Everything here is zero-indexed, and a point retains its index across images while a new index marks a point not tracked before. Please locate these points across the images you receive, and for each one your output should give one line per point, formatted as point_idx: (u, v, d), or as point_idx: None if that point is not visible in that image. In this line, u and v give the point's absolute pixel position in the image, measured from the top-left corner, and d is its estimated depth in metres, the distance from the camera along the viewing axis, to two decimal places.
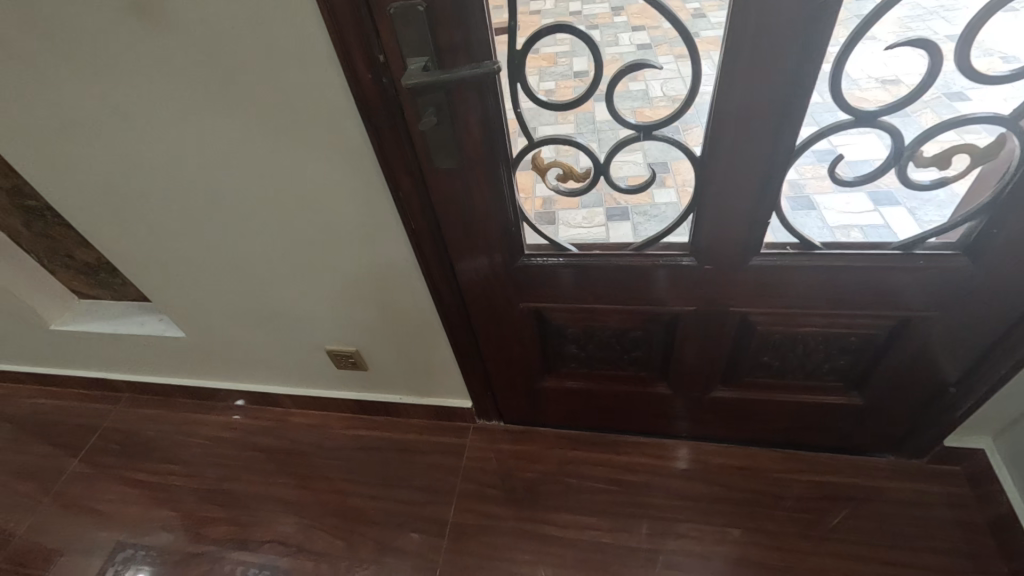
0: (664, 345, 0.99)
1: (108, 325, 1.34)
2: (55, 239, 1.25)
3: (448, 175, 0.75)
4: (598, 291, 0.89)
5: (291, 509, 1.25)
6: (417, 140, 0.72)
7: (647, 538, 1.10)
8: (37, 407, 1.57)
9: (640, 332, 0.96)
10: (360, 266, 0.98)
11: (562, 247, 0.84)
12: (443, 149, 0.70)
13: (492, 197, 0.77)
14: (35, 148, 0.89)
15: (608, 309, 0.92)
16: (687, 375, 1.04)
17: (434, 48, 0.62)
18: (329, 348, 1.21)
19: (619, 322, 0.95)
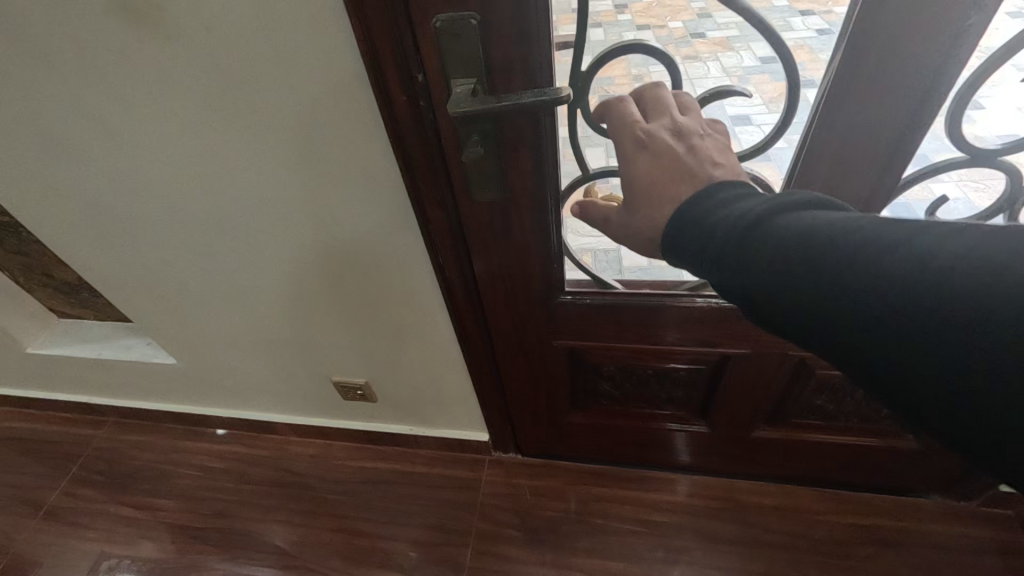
0: (707, 384, 0.91)
1: (90, 349, 1.23)
2: (31, 256, 1.14)
3: (487, 209, 0.67)
4: (641, 330, 0.81)
5: (293, 551, 1.16)
6: (455, 172, 0.63)
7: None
8: (14, 432, 1.46)
9: (684, 373, 0.90)
10: (377, 296, 0.89)
11: (607, 284, 0.77)
12: (486, 182, 0.62)
13: (535, 233, 0.69)
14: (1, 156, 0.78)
15: (653, 350, 0.84)
16: (727, 414, 0.96)
17: (486, 68, 0.53)
18: (336, 378, 1.12)
19: (661, 360, 0.87)
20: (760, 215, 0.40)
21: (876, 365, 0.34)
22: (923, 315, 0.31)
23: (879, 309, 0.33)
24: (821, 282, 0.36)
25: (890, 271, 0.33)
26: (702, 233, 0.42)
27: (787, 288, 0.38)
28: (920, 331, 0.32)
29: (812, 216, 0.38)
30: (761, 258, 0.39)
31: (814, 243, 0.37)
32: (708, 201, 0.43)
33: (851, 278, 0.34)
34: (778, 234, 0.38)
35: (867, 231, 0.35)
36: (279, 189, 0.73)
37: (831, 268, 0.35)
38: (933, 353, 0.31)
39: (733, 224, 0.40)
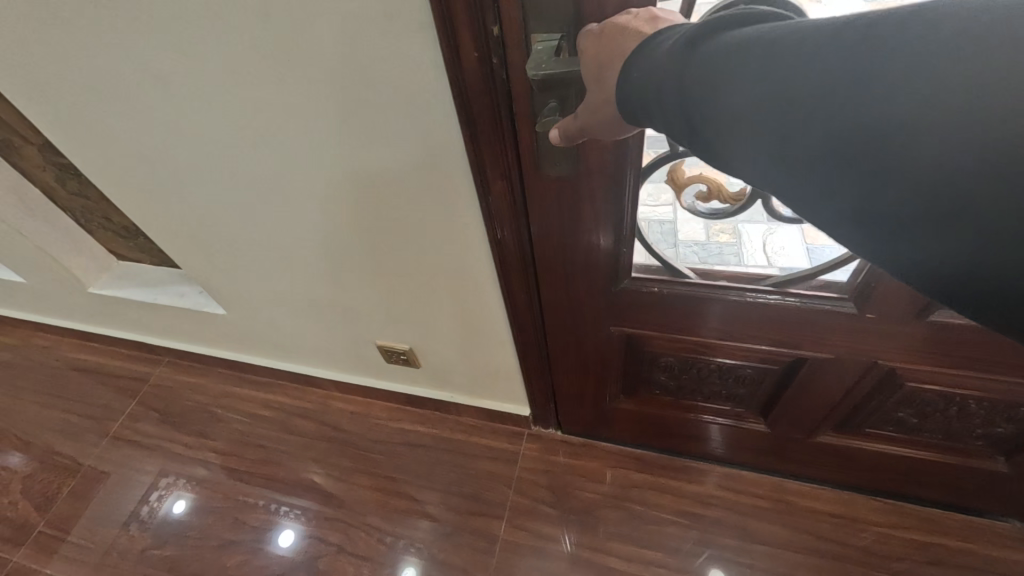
0: (774, 384, 0.84)
1: (145, 293, 1.25)
2: (90, 199, 1.16)
3: (556, 182, 0.62)
4: (709, 322, 0.75)
5: (332, 503, 1.19)
6: (524, 141, 0.59)
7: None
8: (81, 365, 1.55)
9: (750, 372, 0.84)
10: (420, 263, 0.86)
11: (680, 272, 0.70)
12: (556, 153, 0.58)
13: (604, 211, 0.64)
14: (56, 101, 0.77)
15: (721, 345, 0.78)
16: (791, 417, 0.89)
17: (569, 27, 0.48)
18: (380, 342, 1.11)
19: (726, 355, 0.80)
20: (703, 45, 0.32)
21: (849, 218, 0.27)
22: (883, 137, 0.24)
23: (841, 142, 0.25)
24: (773, 118, 0.28)
25: (849, 84, 0.25)
26: (652, 83, 0.36)
27: (742, 134, 0.30)
28: (891, 159, 0.24)
29: (764, 30, 0.30)
30: (709, 98, 0.31)
31: (763, 66, 0.29)
32: (658, 45, 0.36)
33: (803, 107, 0.27)
34: (722, 61, 0.31)
35: (819, 38, 0.27)
36: (325, 146, 0.69)
37: (782, 96, 0.28)
38: (910, 186, 0.24)
39: (680, 64, 0.33)
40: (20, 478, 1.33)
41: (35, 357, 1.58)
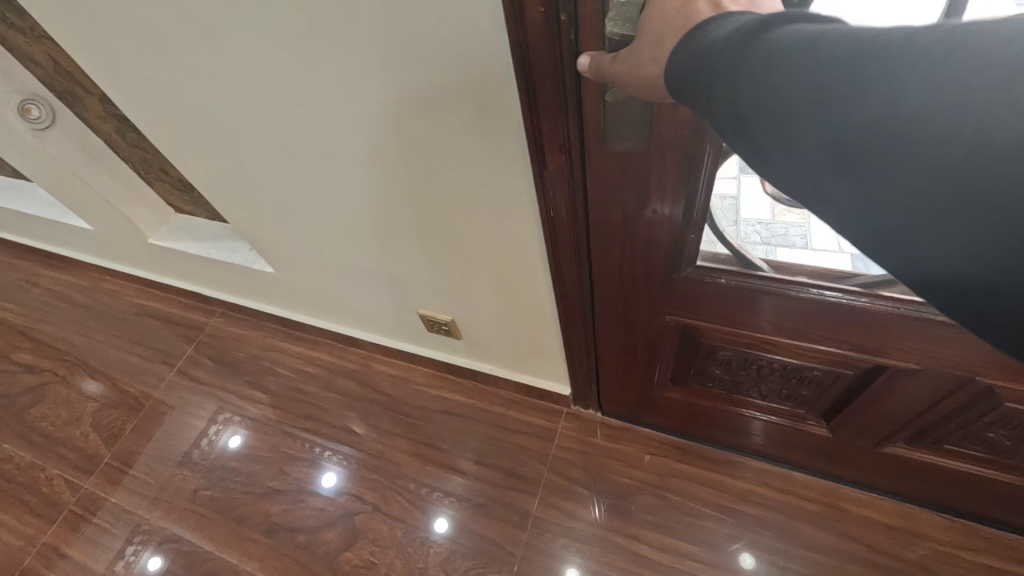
0: (845, 389, 0.77)
1: (200, 246, 1.28)
2: (149, 151, 1.17)
3: (621, 156, 0.57)
4: (780, 320, 0.68)
5: (369, 463, 1.21)
6: (590, 109, 0.53)
7: (746, 558, 0.97)
8: (143, 309, 1.63)
9: (819, 374, 0.77)
10: (465, 236, 0.83)
11: (753, 264, 0.64)
12: (625, 127, 0.53)
13: (672, 192, 0.59)
14: (110, 54, 0.77)
15: (789, 344, 0.72)
16: (859, 425, 0.82)
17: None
18: (423, 312, 1.10)
19: (792, 353, 0.74)
20: (759, 34, 0.31)
21: (870, 225, 0.29)
22: (905, 169, 0.26)
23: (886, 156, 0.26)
24: (821, 124, 0.28)
25: (903, 101, 0.25)
26: (702, 68, 0.35)
27: (778, 139, 0.31)
28: (921, 179, 0.25)
29: (823, 27, 0.29)
30: (758, 95, 0.31)
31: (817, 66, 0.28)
32: (698, 35, 0.35)
33: (855, 119, 0.27)
34: (763, 65, 0.31)
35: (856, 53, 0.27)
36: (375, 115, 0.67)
37: (834, 102, 0.28)
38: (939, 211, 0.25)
39: (733, 50, 0.32)
40: (91, 411, 1.43)
41: (104, 299, 1.68)
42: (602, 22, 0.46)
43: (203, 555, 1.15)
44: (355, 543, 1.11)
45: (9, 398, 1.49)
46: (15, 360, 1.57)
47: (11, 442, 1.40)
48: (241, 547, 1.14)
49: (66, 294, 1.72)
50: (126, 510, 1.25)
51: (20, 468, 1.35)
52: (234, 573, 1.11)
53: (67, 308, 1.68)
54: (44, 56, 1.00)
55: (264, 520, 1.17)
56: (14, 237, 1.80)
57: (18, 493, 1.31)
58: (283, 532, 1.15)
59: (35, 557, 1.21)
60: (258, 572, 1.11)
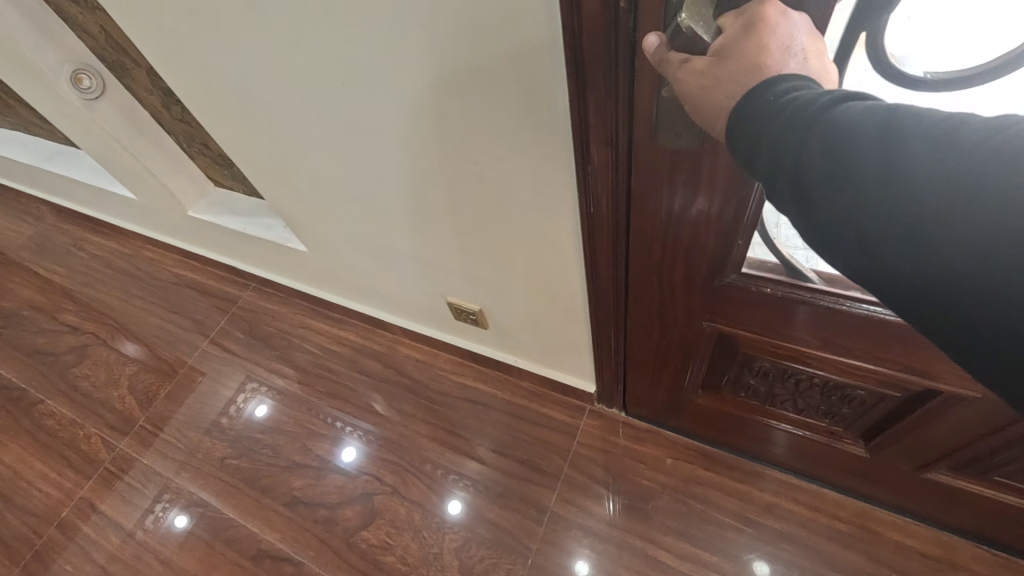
0: (889, 409, 0.74)
1: (236, 220, 1.30)
2: (191, 125, 1.19)
3: (669, 155, 0.55)
4: (826, 335, 0.65)
5: (390, 444, 1.22)
6: (642, 106, 0.51)
7: (761, 566, 0.95)
8: (180, 278, 1.68)
9: (862, 393, 0.74)
10: (500, 229, 0.82)
11: (801, 274, 0.61)
12: (678, 122, 0.50)
13: (723, 194, 0.56)
14: (160, 25, 0.77)
15: (833, 359, 0.69)
16: (902, 448, 0.78)
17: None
18: (451, 299, 1.09)
19: (835, 369, 0.71)
20: (832, 102, 0.31)
21: (918, 295, 0.29)
22: (958, 254, 0.27)
23: (957, 245, 0.27)
24: (895, 203, 0.29)
25: (986, 198, 0.25)
26: (763, 126, 0.34)
27: (831, 207, 0.31)
28: (972, 266, 0.27)
29: (896, 106, 0.30)
30: (830, 163, 0.30)
31: (895, 146, 0.28)
32: (759, 92, 0.34)
33: (937, 201, 0.27)
34: (823, 138, 0.31)
35: (921, 140, 0.28)
36: (420, 104, 0.66)
37: (911, 185, 0.28)
38: (1004, 299, 0.26)
39: (801, 114, 0.32)
40: (128, 374, 1.49)
41: (144, 266, 1.74)
42: (664, 8, 0.43)
43: (226, 522, 1.18)
44: (373, 523, 1.12)
45: (54, 356, 1.56)
46: (61, 320, 1.64)
47: (55, 399, 1.47)
48: (263, 516, 1.18)
49: (109, 260, 1.78)
50: (156, 472, 1.29)
51: (61, 424, 1.42)
52: (255, 541, 1.15)
53: (110, 273, 1.74)
54: (96, 27, 1.01)
55: (286, 492, 1.20)
56: (62, 202, 1.87)
57: (59, 448, 1.37)
58: (304, 506, 1.17)
59: (71, 510, 1.27)
60: (278, 542, 1.14)
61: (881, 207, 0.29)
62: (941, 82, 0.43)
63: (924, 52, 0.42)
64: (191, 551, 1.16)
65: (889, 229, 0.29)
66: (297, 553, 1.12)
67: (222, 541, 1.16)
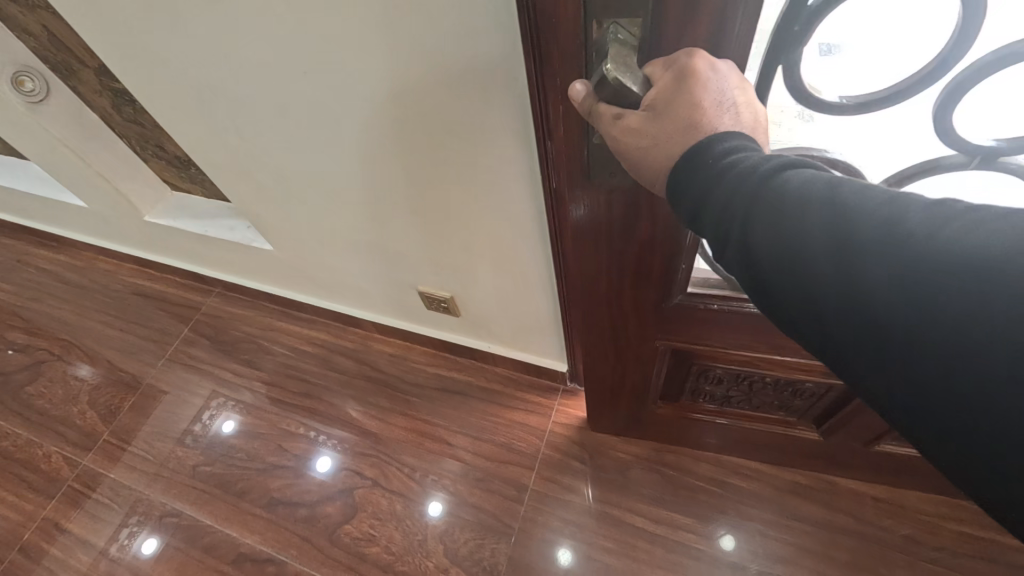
0: (835, 399, 0.81)
1: (196, 224, 1.28)
2: (145, 127, 1.15)
3: (610, 196, 0.58)
4: (771, 339, 0.71)
5: (368, 438, 1.23)
6: (574, 149, 0.54)
7: (727, 541, 1.00)
8: (139, 288, 1.63)
9: (811, 386, 0.80)
10: (466, 216, 0.84)
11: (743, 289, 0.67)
12: (612, 166, 0.53)
13: (664, 227, 0.60)
14: (113, 26, 0.76)
15: (781, 361, 0.75)
16: (849, 428, 0.85)
17: (651, 28, 0.42)
18: (422, 289, 1.10)
19: (784, 372, 0.78)
20: (778, 169, 0.34)
21: (872, 349, 0.31)
22: (904, 313, 0.29)
23: (904, 303, 0.28)
24: (843, 266, 0.31)
25: (923, 264, 0.27)
26: (715, 186, 0.36)
27: (785, 264, 0.33)
28: (921, 325, 0.28)
29: (834, 178, 0.33)
30: (780, 224, 0.33)
31: (839, 215, 0.31)
32: (711, 155, 0.37)
33: (881, 265, 0.29)
34: (772, 203, 0.33)
35: (863, 212, 0.30)
36: (383, 97, 0.68)
37: (856, 249, 0.30)
38: (947, 350, 0.27)
39: (751, 178, 0.34)
40: (88, 389, 1.43)
41: (99, 278, 1.67)
42: (585, 54, 0.45)
43: (203, 529, 1.16)
44: (354, 517, 1.13)
45: (5, 376, 1.49)
46: (11, 338, 1.57)
47: (9, 420, 1.40)
48: (241, 520, 1.16)
49: (60, 273, 1.71)
50: (125, 486, 1.25)
51: (17, 445, 1.35)
52: (235, 545, 1.13)
53: (61, 287, 1.67)
54: (38, 27, 0.97)
55: (264, 494, 1.19)
56: (2, 215, 1.77)
57: (17, 470, 1.31)
58: (283, 506, 1.16)
59: (34, 532, 1.22)
60: (258, 544, 1.12)
61: (833, 268, 0.31)
62: (854, 105, 0.49)
63: (837, 82, 0.48)
64: (168, 560, 1.13)
65: (840, 288, 0.31)
66: (280, 554, 1.11)
67: (199, 548, 1.14)
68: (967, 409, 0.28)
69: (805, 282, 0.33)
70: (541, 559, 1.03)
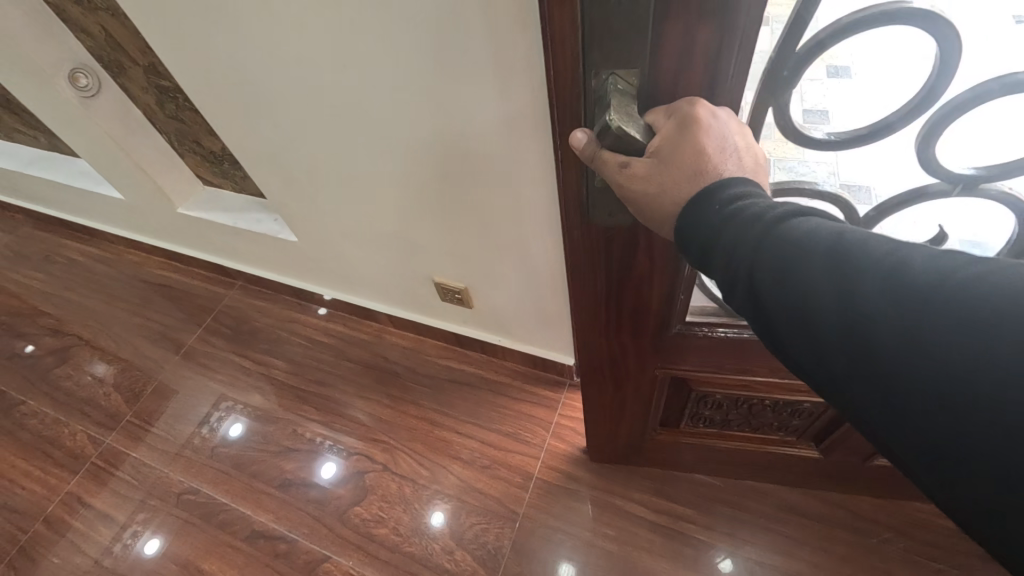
0: (831, 419, 0.85)
1: (225, 217, 1.35)
2: (185, 123, 1.22)
3: (607, 233, 0.60)
4: (769, 364, 0.76)
5: (380, 426, 1.27)
6: (571, 188, 0.57)
7: (725, 563, 1.00)
8: (164, 279, 1.70)
9: (809, 406, 0.84)
10: (484, 207, 0.90)
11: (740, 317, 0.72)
12: (611, 206, 0.56)
13: (662, 261, 0.62)
14: (183, 36, 0.85)
15: (778, 384, 0.79)
16: (846, 445, 0.89)
17: (646, 77, 0.44)
18: (437, 279, 1.15)
19: (781, 395, 0.82)
20: (783, 218, 0.37)
21: (875, 391, 0.32)
22: (905, 358, 0.30)
23: (908, 349, 0.30)
24: (846, 312, 0.32)
25: (923, 311, 0.29)
26: (725, 230, 0.39)
27: (790, 304, 0.35)
28: (922, 370, 0.29)
29: (839, 227, 0.35)
30: (787, 268, 0.35)
31: (842, 263, 0.33)
32: (723, 200, 0.41)
33: (883, 312, 0.31)
34: (780, 249, 0.36)
35: (865, 262, 0.32)
36: (412, 91, 0.75)
37: (859, 297, 0.32)
38: (950, 394, 0.28)
39: (758, 225, 0.37)
40: (113, 373, 1.50)
41: (127, 269, 1.75)
42: (583, 103, 0.47)
43: (219, 506, 1.21)
44: (365, 499, 1.17)
45: (35, 359, 1.56)
46: (42, 323, 1.64)
47: (37, 399, 1.47)
48: (255, 499, 1.20)
49: (90, 264, 1.79)
50: (146, 464, 1.31)
51: (44, 423, 1.41)
52: (248, 523, 1.17)
53: (91, 277, 1.75)
54: (96, 27, 1.05)
55: (278, 475, 1.23)
56: (38, 208, 1.86)
57: (43, 446, 1.37)
58: (296, 487, 1.21)
59: (57, 505, 1.27)
60: (271, 523, 1.17)
61: (836, 311, 0.33)
62: (839, 140, 0.54)
63: (824, 121, 0.53)
64: (182, 534, 1.18)
65: (843, 332, 0.33)
66: (291, 532, 1.15)
67: (214, 525, 1.18)
68: (972, 453, 0.29)
69: (809, 325, 0.35)
70: (544, 544, 1.06)
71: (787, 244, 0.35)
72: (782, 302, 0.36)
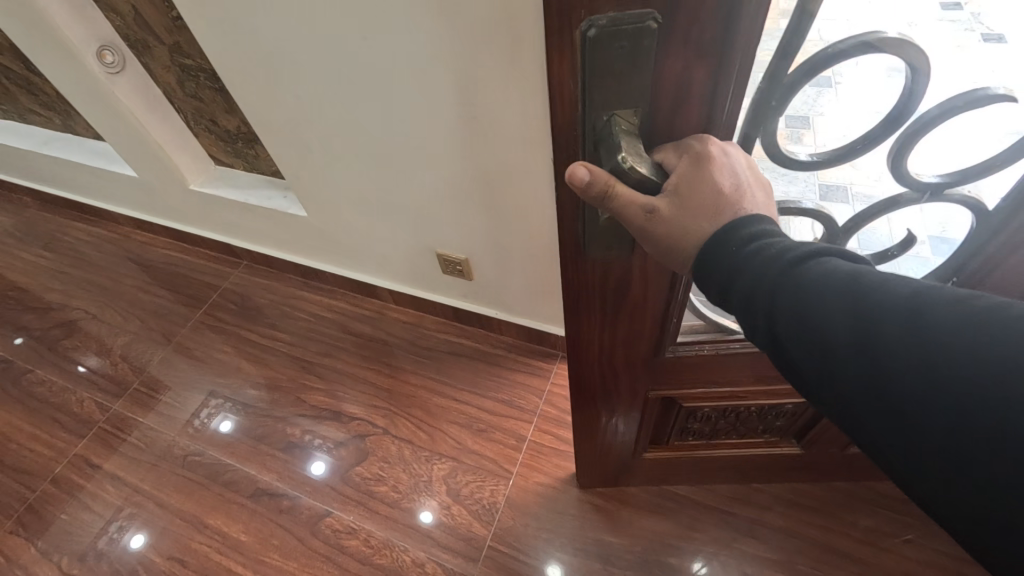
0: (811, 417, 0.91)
1: (237, 193, 1.42)
2: (204, 103, 1.29)
3: (601, 264, 0.59)
4: (757, 370, 0.81)
5: (380, 395, 1.33)
6: (566, 225, 0.56)
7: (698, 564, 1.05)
8: (170, 259, 1.75)
9: (791, 407, 0.90)
10: (491, 179, 0.98)
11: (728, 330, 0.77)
12: (611, 239, 0.55)
13: (655, 284, 0.63)
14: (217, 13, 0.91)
15: (763, 389, 0.85)
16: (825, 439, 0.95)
17: (647, 115, 0.43)
18: (440, 252, 1.22)
19: (766, 399, 0.88)
20: (801, 258, 0.39)
21: (892, 421, 0.33)
22: (926, 393, 0.31)
23: (930, 387, 0.31)
24: (867, 351, 0.34)
25: (944, 349, 0.31)
26: (746, 269, 0.41)
27: (809, 338, 0.37)
28: (942, 404, 0.31)
29: (858, 268, 0.37)
30: (809, 306, 0.37)
31: (862, 302, 0.35)
32: (741, 237, 0.42)
33: (903, 351, 0.32)
34: (803, 288, 0.38)
35: (886, 303, 0.34)
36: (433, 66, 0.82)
37: (879, 334, 0.34)
38: (970, 424, 0.30)
39: (778, 265, 0.39)
40: (120, 345, 1.54)
41: (134, 248, 1.80)
42: (582, 141, 0.45)
43: (224, 467, 1.26)
44: (365, 459, 1.23)
45: (41, 332, 1.60)
46: (48, 299, 1.69)
47: (44, 369, 1.51)
48: (259, 460, 1.26)
49: (96, 243, 1.84)
50: (153, 429, 1.35)
51: (51, 391, 1.46)
52: (253, 481, 1.23)
53: (97, 255, 1.80)
54: (126, 6, 1.12)
55: (282, 438, 1.29)
56: (46, 188, 1.91)
57: (52, 412, 1.41)
58: (298, 449, 1.26)
59: (65, 466, 1.31)
60: (274, 481, 1.22)
61: (856, 345, 0.35)
62: (819, 158, 0.56)
63: (803, 137, 0.56)
64: (187, 492, 1.23)
65: (862, 367, 0.34)
66: (293, 490, 1.20)
67: (219, 483, 1.23)
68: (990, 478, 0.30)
69: (829, 359, 0.36)
70: (536, 501, 1.13)
71: (809, 282, 0.38)
72: (802, 337, 0.38)
